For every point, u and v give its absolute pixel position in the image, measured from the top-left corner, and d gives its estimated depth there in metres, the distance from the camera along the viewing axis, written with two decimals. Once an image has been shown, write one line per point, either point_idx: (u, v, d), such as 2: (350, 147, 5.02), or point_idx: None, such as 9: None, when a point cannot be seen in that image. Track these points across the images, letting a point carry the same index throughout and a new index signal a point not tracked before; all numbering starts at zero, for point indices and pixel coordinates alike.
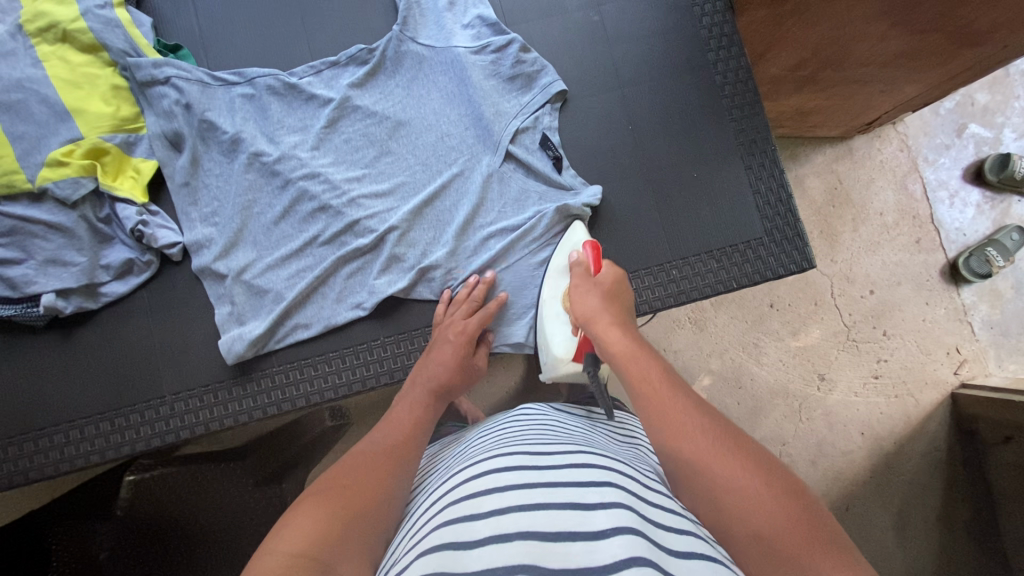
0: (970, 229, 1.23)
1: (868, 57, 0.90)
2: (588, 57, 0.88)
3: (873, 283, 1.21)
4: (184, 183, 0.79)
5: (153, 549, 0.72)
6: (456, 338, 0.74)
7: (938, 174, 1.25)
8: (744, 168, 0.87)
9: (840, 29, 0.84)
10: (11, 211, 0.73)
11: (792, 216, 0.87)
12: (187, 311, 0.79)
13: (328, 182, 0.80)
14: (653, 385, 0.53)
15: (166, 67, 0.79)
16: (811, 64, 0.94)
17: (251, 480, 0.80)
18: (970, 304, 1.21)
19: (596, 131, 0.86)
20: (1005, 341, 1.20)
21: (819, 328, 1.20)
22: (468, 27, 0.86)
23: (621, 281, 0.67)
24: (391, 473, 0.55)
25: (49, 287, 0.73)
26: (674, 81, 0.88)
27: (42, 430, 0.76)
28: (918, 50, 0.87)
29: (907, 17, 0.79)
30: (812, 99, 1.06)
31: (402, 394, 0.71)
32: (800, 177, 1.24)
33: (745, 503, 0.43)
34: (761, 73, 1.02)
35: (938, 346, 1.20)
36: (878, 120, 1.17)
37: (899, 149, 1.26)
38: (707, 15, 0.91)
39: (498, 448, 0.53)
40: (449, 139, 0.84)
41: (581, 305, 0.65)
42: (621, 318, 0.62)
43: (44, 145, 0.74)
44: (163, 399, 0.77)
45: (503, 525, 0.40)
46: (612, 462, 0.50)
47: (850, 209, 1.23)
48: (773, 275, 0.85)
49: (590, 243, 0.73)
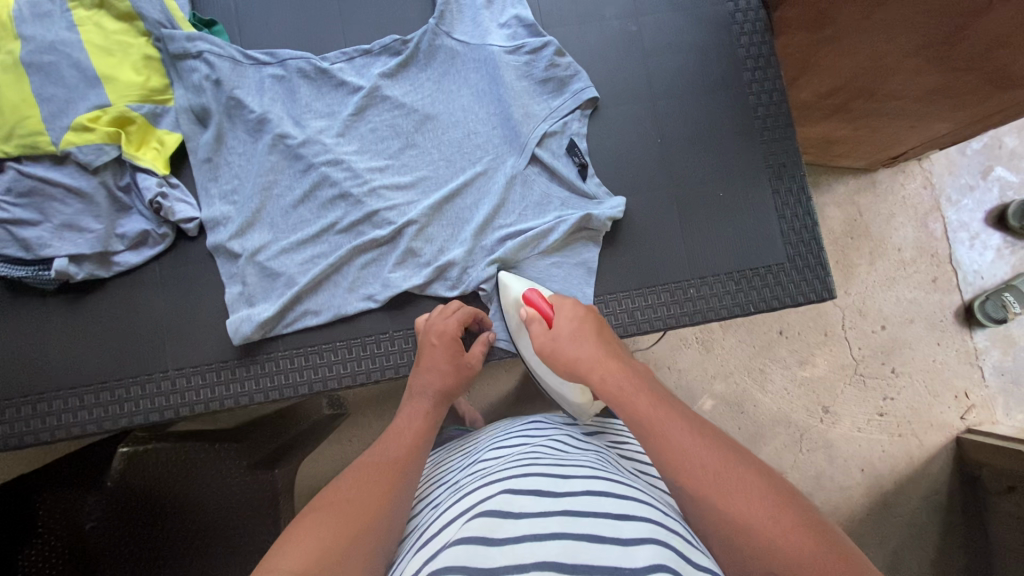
0: (988, 273, 1.21)
1: (900, 90, 0.89)
2: (622, 67, 0.87)
3: (886, 319, 1.19)
4: (206, 159, 0.78)
5: (140, 527, 0.73)
6: (439, 341, 0.72)
7: (960, 215, 1.23)
8: (770, 192, 0.86)
9: (874, 59, 0.83)
10: (33, 171, 0.73)
11: (816, 245, 0.85)
12: (197, 288, 0.78)
13: (351, 169, 0.79)
14: (646, 415, 0.55)
15: (199, 42, 0.78)
16: (844, 92, 0.93)
17: (244, 461, 0.79)
18: (982, 348, 1.19)
19: (624, 142, 0.85)
20: (1015, 389, 1.18)
21: (827, 360, 1.18)
22: (504, 27, 0.85)
23: (579, 314, 0.67)
24: (394, 486, 0.55)
25: (62, 251, 0.73)
26: (706, 97, 0.87)
27: (40, 395, 0.75)
28: (950, 88, 0.86)
29: (944, 53, 0.78)
30: (838, 129, 1.05)
31: (404, 404, 0.69)
32: (821, 206, 1.23)
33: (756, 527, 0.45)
34: (792, 97, 1.00)
35: (946, 389, 1.18)
36: (904, 155, 1.15)
37: (923, 186, 1.24)
38: (746, 34, 0.89)
39: (511, 464, 0.52)
40: (474, 137, 0.83)
41: (561, 363, 0.64)
42: (600, 351, 0.63)
43: (71, 109, 0.73)
44: (165, 374, 0.77)
45: (520, 555, 0.40)
46: (627, 488, 0.49)
47: (869, 242, 1.22)
48: (791, 302, 0.84)
49: (530, 290, 0.72)
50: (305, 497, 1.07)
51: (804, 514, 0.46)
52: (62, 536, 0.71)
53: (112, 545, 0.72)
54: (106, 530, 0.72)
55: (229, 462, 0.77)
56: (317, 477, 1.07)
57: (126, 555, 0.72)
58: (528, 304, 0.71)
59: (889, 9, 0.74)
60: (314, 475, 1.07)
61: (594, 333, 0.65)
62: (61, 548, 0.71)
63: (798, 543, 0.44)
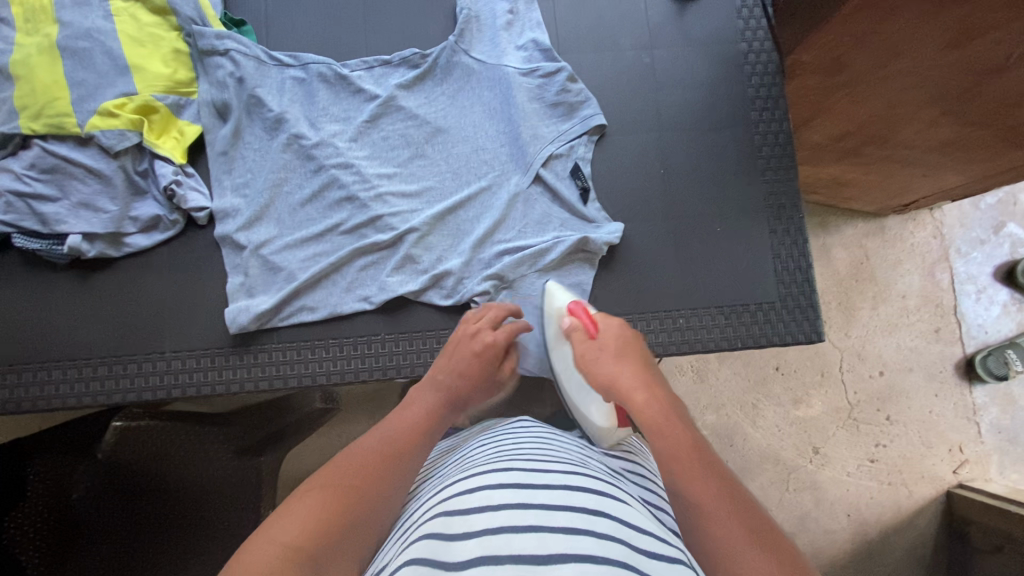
0: (992, 328, 1.21)
1: (915, 140, 0.92)
2: (632, 97, 0.89)
3: (884, 365, 1.20)
4: (222, 152, 0.81)
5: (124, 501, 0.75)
6: (482, 348, 0.71)
7: (968, 268, 1.23)
8: (768, 231, 0.87)
9: (888, 106, 0.85)
10: (57, 150, 0.76)
11: (809, 287, 0.86)
12: (200, 275, 0.81)
13: (359, 174, 0.82)
14: (681, 452, 0.53)
15: (227, 40, 0.81)
16: (856, 136, 0.95)
17: (232, 448, 0.81)
18: (980, 404, 1.19)
19: (628, 169, 0.87)
20: (1011, 448, 1.18)
21: (821, 401, 1.18)
22: (521, 49, 0.88)
23: (625, 334, 0.66)
24: (392, 477, 0.55)
25: (77, 228, 0.76)
26: (713, 133, 0.89)
27: (41, 363, 0.78)
28: (964, 142, 0.89)
29: (960, 106, 0.81)
30: (849, 171, 1.07)
31: (415, 391, 0.67)
32: (827, 247, 1.24)
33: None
34: (805, 137, 1.02)
35: (941, 441, 1.17)
36: (915, 203, 1.16)
37: (932, 236, 1.24)
38: (757, 75, 0.91)
39: (495, 462, 0.54)
40: (482, 152, 0.85)
41: (601, 375, 0.63)
42: (643, 375, 0.61)
43: (99, 95, 0.77)
44: (161, 355, 0.79)
45: (494, 546, 0.41)
46: (605, 485, 0.51)
47: (872, 287, 1.22)
48: (779, 342, 0.85)
49: (578, 302, 0.72)
50: (289, 486, 1.11)
51: None
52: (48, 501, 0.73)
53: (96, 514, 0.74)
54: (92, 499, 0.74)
55: (218, 445, 0.80)
56: (304, 468, 1.11)
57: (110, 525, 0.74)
58: (570, 315, 0.71)
59: (903, 62, 0.76)
60: (300, 466, 1.11)
61: (636, 355, 0.64)
62: (48, 512, 0.72)
63: None
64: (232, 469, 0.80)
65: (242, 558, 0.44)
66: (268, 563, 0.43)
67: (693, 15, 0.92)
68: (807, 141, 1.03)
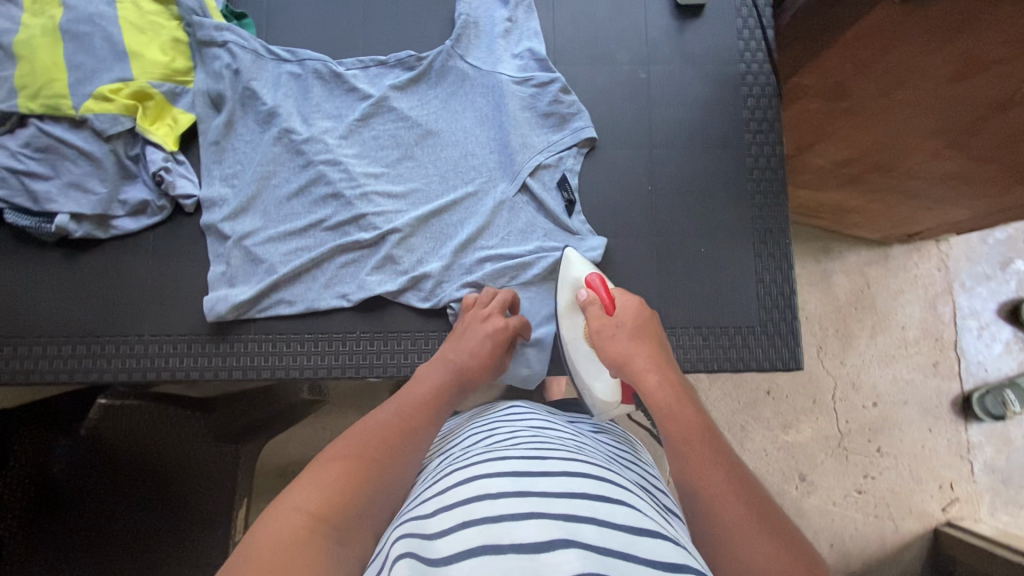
0: (992, 366, 1.19)
1: (920, 171, 0.92)
2: (625, 113, 0.89)
3: (878, 396, 1.18)
4: (214, 142, 0.82)
5: (104, 479, 0.77)
6: (493, 330, 0.73)
7: (971, 303, 1.21)
8: (752, 255, 0.86)
9: (889, 138, 0.86)
10: (51, 130, 0.77)
11: (790, 314, 0.85)
12: (182, 261, 0.82)
13: (347, 172, 0.83)
14: (682, 430, 0.58)
15: (225, 32, 0.82)
16: (859, 164, 0.95)
17: (210, 435, 0.82)
18: (975, 442, 1.17)
19: (616, 184, 0.87)
20: (1004, 489, 1.16)
21: (811, 428, 1.17)
22: (517, 57, 0.88)
23: (642, 313, 0.71)
24: (404, 449, 0.57)
25: (65, 208, 0.77)
26: (705, 153, 0.88)
27: (22, 338, 0.79)
28: (970, 176, 0.89)
29: (963, 142, 0.81)
30: (853, 198, 1.06)
31: (424, 370, 0.69)
32: (828, 272, 1.22)
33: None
34: (806, 161, 1.01)
35: (932, 477, 1.15)
36: (920, 233, 1.15)
37: (937, 268, 1.22)
38: (753, 96, 0.90)
39: (493, 451, 0.55)
40: (471, 158, 0.85)
41: (615, 351, 0.68)
42: (656, 354, 0.67)
43: (96, 78, 0.78)
44: (139, 338, 0.80)
45: (495, 536, 0.42)
46: (600, 471, 0.52)
47: (871, 316, 1.21)
48: (757, 367, 0.84)
49: (596, 274, 0.76)
50: (267, 475, 1.13)
51: (788, 542, 0.46)
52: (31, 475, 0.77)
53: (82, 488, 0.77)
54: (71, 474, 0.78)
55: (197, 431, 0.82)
56: (285, 457, 1.13)
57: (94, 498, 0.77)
58: (588, 287, 0.75)
59: (906, 93, 0.76)
60: (282, 453, 1.13)
61: (649, 336, 0.69)
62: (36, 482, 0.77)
63: (772, 553, 0.45)
64: (208, 454, 0.81)
65: (265, 521, 0.46)
66: (291, 530, 0.45)
67: (693, 33, 0.92)
68: (809, 166, 1.02)
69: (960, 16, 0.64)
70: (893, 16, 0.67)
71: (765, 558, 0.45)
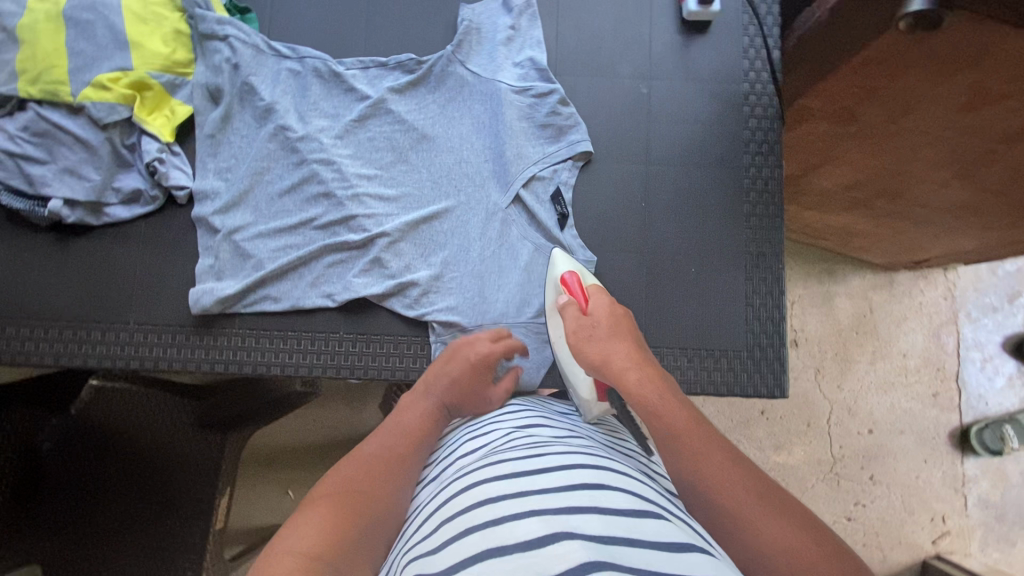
0: (994, 400, 1.17)
1: (927, 200, 0.90)
2: (624, 128, 0.88)
3: (874, 422, 1.16)
4: (210, 135, 0.83)
5: (95, 463, 0.80)
6: (480, 363, 0.72)
7: (976, 334, 1.19)
8: (743, 278, 0.85)
9: (900, 163, 0.84)
10: (49, 116, 0.78)
11: (777, 340, 0.84)
12: (171, 252, 0.82)
13: (340, 172, 0.83)
14: (676, 422, 0.57)
15: (227, 26, 0.83)
16: (866, 187, 0.93)
17: (195, 425, 0.81)
18: (971, 476, 1.15)
19: (610, 199, 0.86)
20: (997, 526, 1.13)
21: (802, 451, 1.16)
22: (518, 66, 0.87)
23: (615, 313, 0.70)
24: (394, 476, 0.59)
25: (58, 193, 0.78)
26: (702, 173, 0.87)
27: (10, 318, 0.80)
28: (975, 207, 0.88)
29: (970, 173, 0.80)
30: (858, 221, 1.05)
31: (411, 398, 0.69)
32: (831, 295, 1.20)
33: (791, 548, 0.47)
34: (812, 182, 1.00)
35: (924, 509, 1.14)
36: (927, 261, 1.13)
37: (943, 297, 1.20)
38: (755, 117, 0.89)
39: (490, 455, 0.56)
40: (465, 165, 0.85)
41: (596, 351, 0.66)
42: (633, 351, 0.66)
43: (96, 67, 0.79)
44: (125, 325, 0.81)
45: (499, 537, 0.42)
46: (597, 461, 0.53)
47: (872, 342, 1.19)
48: (741, 393, 0.83)
49: (568, 273, 0.75)
50: (253, 465, 1.14)
51: (787, 514, 0.50)
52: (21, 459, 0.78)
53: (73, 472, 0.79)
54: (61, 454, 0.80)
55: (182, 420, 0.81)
56: (272, 446, 1.14)
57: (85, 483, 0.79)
58: (565, 288, 0.74)
59: (912, 121, 0.75)
60: (269, 443, 1.14)
61: (628, 334, 0.68)
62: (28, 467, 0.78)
63: (780, 531, 0.48)
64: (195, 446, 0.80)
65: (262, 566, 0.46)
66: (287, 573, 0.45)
67: (698, 50, 0.91)
68: (815, 188, 1.01)
69: (971, 47, 0.62)
70: (900, 43, 0.65)
71: (779, 536, 0.48)
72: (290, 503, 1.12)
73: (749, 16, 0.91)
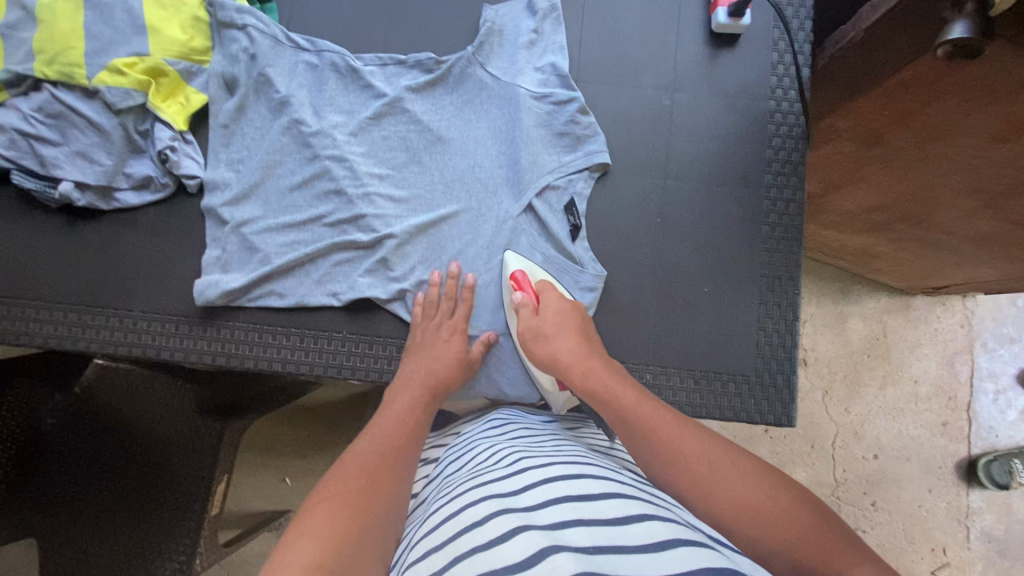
0: (1005, 433, 1.13)
1: (951, 227, 0.88)
2: (643, 139, 0.86)
3: (880, 448, 1.14)
4: (223, 125, 0.82)
5: (91, 443, 0.80)
6: (449, 334, 0.77)
7: (991, 364, 1.16)
8: (757, 302, 0.83)
9: (925, 189, 0.82)
10: (64, 98, 0.77)
11: (788, 367, 0.82)
12: (179, 242, 0.82)
13: (352, 170, 0.81)
14: (630, 401, 0.63)
15: (246, 16, 0.82)
16: (888, 211, 0.91)
17: (197, 407, 0.81)
18: (975, 508, 1.12)
19: (625, 212, 0.84)
20: (999, 561, 1.11)
21: (804, 472, 1.13)
22: (539, 71, 0.85)
23: (566, 308, 0.74)
24: (389, 478, 0.58)
25: (70, 176, 0.77)
26: (721, 191, 0.85)
27: (17, 299, 0.80)
28: (998, 238, 0.85)
29: (997, 203, 0.77)
30: (877, 244, 1.02)
31: (395, 390, 0.72)
32: (843, 316, 1.18)
33: (750, 503, 0.52)
34: (833, 203, 0.97)
35: (924, 539, 1.11)
36: (945, 288, 1.10)
37: (959, 325, 1.17)
38: (778, 136, 0.87)
39: (475, 477, 0.56)
40: (479, 170, 0.83)
41: (543, 350, 0.71)
42: (580, 345, 0.70)
43: (112, 51, 0.78)
44: (129, 312, 0.81)
45: (486, 562, 0.41)
46: (580, 469, 0.53)
47: (884, 366, 1.16)
48: (746, 419, 0.81)
49: (517, 274, 0.76)
50: (251, 451, 1.14)
51: (745, 468, 0.55)
52: (23, 436, 0.79)
53: (72, 452, 0.80)
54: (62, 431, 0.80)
55: (185, 401, 0.82)
56: (268, 436, 1.14)
57: (84, 463, 0.79)
58: (520, 289, 0.75)
59: (943, 147, 0.73)
60: (266, 432, 1.14)
61: (575, 328, 0.72)
62: (28, 444, 0.79)
63: (741, 485, 0.53)
64: (195, 428, 0.80)
65: None
66: None
67: (724, 64, 0.88)
68: (837, 208, 0.98)
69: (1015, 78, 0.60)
70: (937, 69, 0.63)
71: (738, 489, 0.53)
72: (286, 491, 1.12)
73: (781, 31, 0.88)
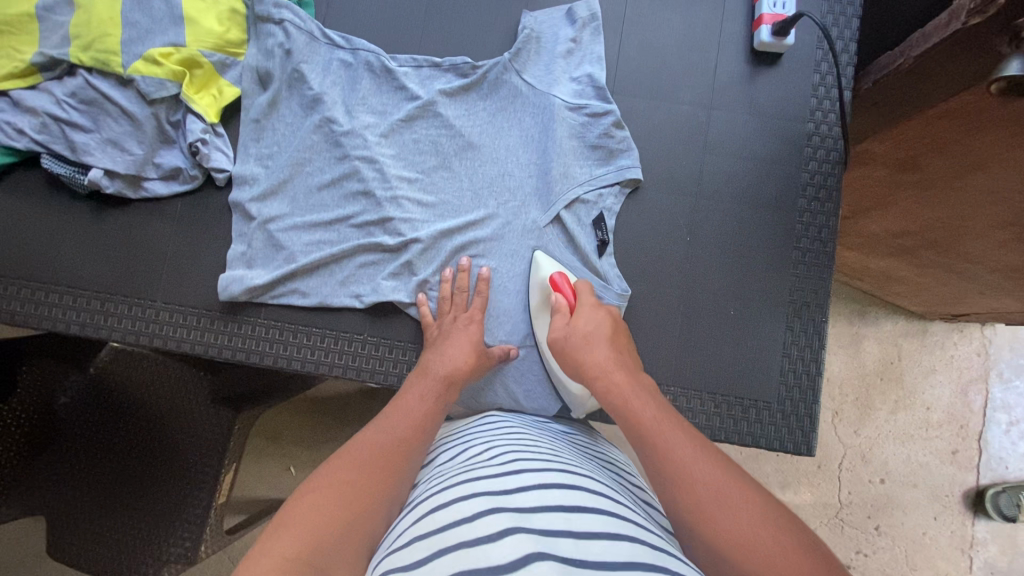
0: (1016, 465, 1.12)
1: (978, 257, 0.85)
2: (676, 155, 0.84)
3: (887, 473, 1.13)
4: (255, 119, 0.81)
5: (101, 424, 0.80)
6: (462, 322, 0.76)
7: (1005, 395, 1.14)
8: (783, 327, 0.82)
9: (958, 218, 0.79)
10: (98, 84, 0.77)
11: (811, 395, 0.81)
12: (206, 236, 0.81)
13: (381, 172, 0.81)
14: (650, 419, 0.58)
15: (284, 10, 0.81)
16: (915, 237, 0.89)
17: (208, 396, 0.80)
18: (980, 538, 1.10)
19: (654, 228, 0.83)
20: None
21: (810, 492, 1.12)
22: (574, 81, 0.84)
23: (600, 316, 0.71)
24: (392, 471, 0.56)
25: (100, 163, 0.77)
26: (753, 213, 0.84)
27: (42, 283, 0.80)
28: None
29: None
30: (901, 269, 1.00)
31: (407, 383, 0.69)
32: (859, 337, 1.16)
33: (750, 543, 0.45)
34: (862, 224, 0.96)
35: (926, 566, 1.10)
36: (966, 316, 1.08)
37: (975, 352, 1.15)
38: (815, 159, 0.85)
39: (465, 472, 0.54)
40: (508, 178, 0.82)
41: (573, 358, 0.68)
42: (611, 354, 0.66)
43: (148, 40, 0.77)
44: (152, 303, 0.80)
45: (468, 559, 0.40)
46: (577, 480, 0.51)
47: (897, 390, 1.15)
48: (765, 445, 0.80)
49: (555, 275, 0.76)
50: (261, 438, 1.14)
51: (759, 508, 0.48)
52: (34, 412, 0.80)
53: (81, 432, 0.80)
54: (73, 412, 0.81)
55: (195, 389, 0.80)
56: (278, 424, 1.15)
57: (92, 444, 0.80)
58: (555, 289, 0.75)
59: (980, 177, 0.70)
60: (275, 420, 1.14)
61: (607, 337, 0.69)
62: (39, 421, 0.80)
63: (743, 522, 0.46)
64: (206, 416, 0.79)
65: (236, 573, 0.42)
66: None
67: (764, 83, 0.86)
68: (864, 230, 0.97)
69: None
70: (988, 102, 0.61)
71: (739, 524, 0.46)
72: (290, 480, 1.13)
73: (823, 53, 0.86)
